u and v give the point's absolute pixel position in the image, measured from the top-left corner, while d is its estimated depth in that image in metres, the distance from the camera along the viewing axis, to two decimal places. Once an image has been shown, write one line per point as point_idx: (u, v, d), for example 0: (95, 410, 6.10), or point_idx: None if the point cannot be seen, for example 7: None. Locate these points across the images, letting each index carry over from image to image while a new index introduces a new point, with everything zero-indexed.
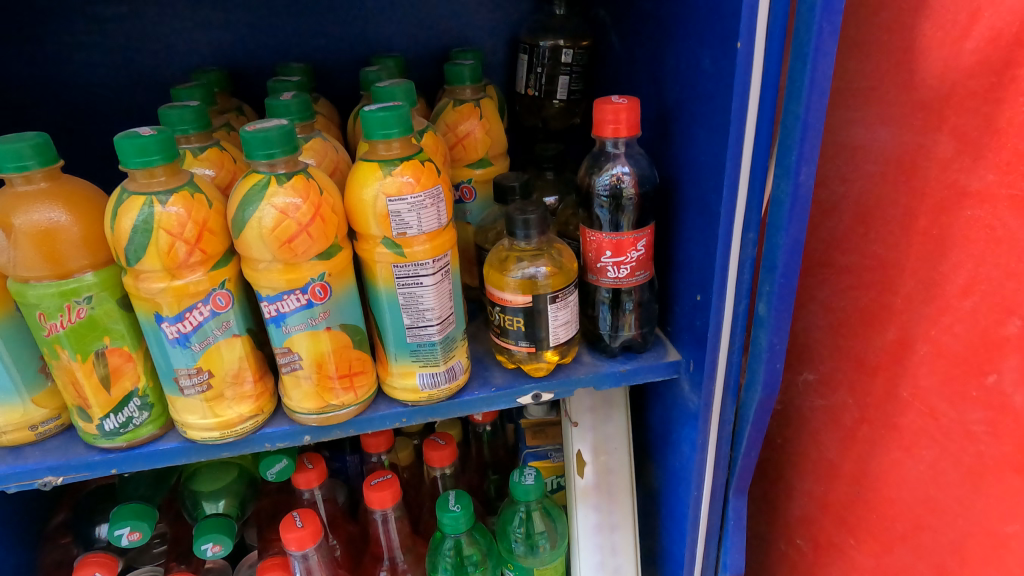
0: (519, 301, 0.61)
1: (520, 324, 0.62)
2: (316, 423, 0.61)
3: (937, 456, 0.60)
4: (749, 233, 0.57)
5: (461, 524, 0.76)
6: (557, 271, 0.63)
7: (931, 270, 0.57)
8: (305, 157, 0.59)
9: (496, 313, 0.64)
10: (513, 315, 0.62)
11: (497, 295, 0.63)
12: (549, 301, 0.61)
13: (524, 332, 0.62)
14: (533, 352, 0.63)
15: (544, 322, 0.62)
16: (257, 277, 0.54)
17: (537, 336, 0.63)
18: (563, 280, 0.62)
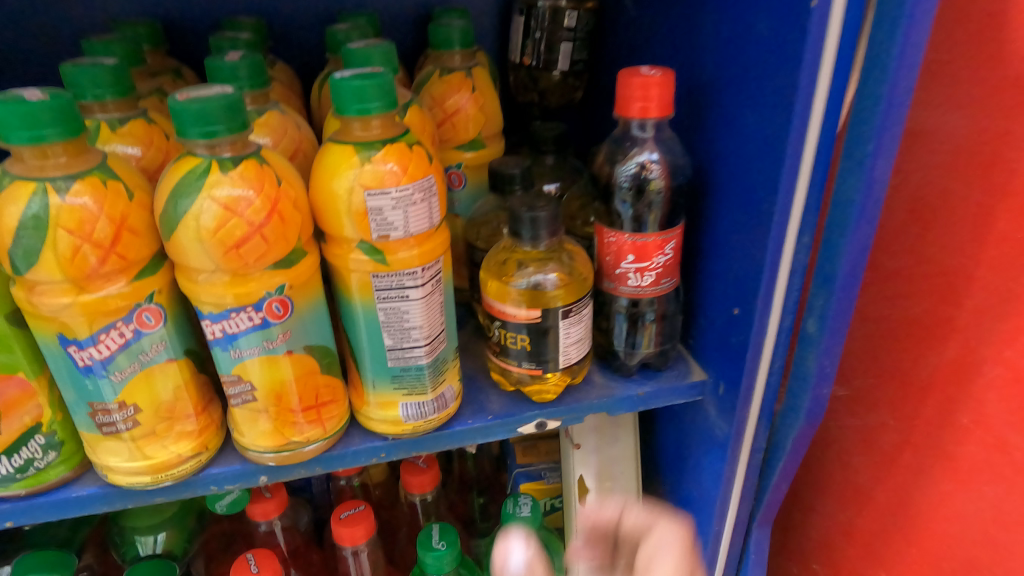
0: (525, 317, 0.51)
1: (524, 343, 0.52)
2: (274, 463, 0.49)
3: (1002, 492, 0.54)
4: (804, 237, 0.47)
5: (445, 564, 0.65)
6: (569, 279, 0.53)
7: (1011, 281, 0.49)
8: (258, 136, 0.47)
9: (495, 328, 0.53)
10: (516, 332, 0.52)
11: (497, 308, 0.52)
12: (561, 317, 0.51)
13: (528, 352, 0.52)
14: (537, 376, 0.53)
15: (554, 341, 0.52)
16: (195, 289, 0.42)
17: (544, 357, 0.52)
18: (577, 291, 0.52)
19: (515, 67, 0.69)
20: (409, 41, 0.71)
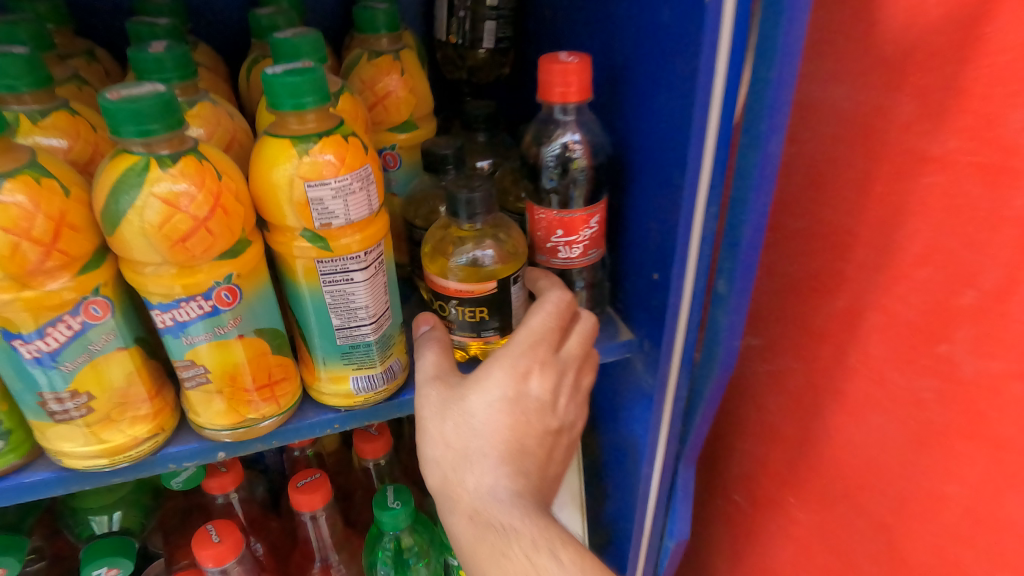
0: (477, 290, 0.54)
1: (475, 316, 0.56)
2: (230, 439, 0.51)
3: (883, 420, 0.61)
4: (712, 208, 0.52)
5: (401, 521, 0.69)
6: (507, 252, 0.56)
7: (886, 238, 0.55)
8: (191, 128, 0.47)
9: (451, 308, 0.56)
10: (471, 306, 0.55)
11: (442, 285, 0.55)
12: (513, 284, 0.56)
13: (478, 323, 0.56)
14: (478, 343, 0.57)
15: (503, 310, 0.56)
16: (142, 281, 0.43)
17: (483, 327, 0.56)
18: (515, 263, 0.56)
19: (443, 44, 0.71)
20: (337, 19, 0.71)
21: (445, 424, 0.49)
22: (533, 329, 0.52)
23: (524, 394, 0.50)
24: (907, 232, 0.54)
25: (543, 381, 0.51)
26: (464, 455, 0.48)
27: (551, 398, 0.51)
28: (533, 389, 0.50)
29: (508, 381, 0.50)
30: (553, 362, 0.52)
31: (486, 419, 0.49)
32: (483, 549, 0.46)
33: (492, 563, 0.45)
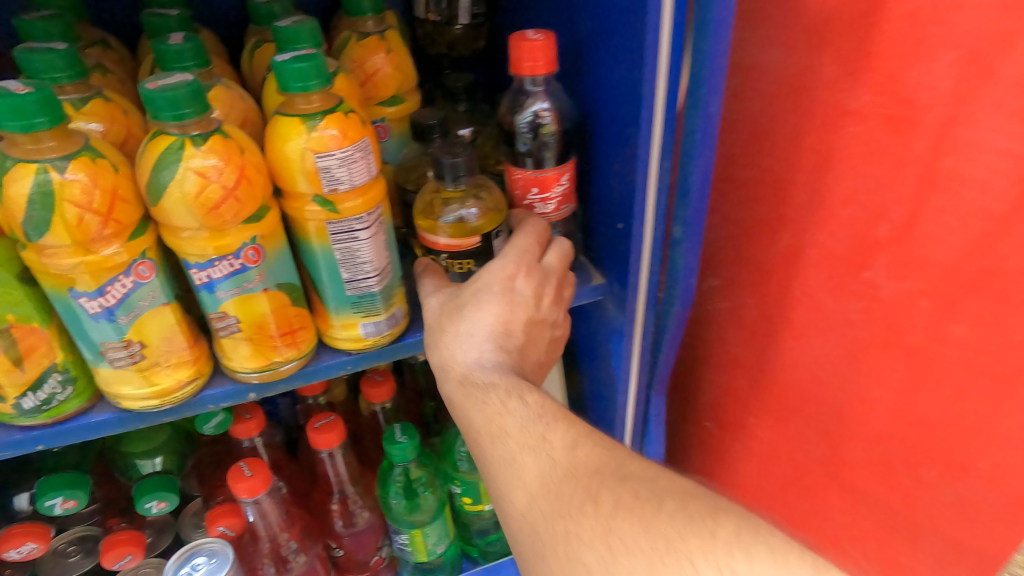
0: (464, 245, 0.63)
1: (467, 266, 0.64)
2: (259, 380, 0.60)
3: (822, 341, 0.70)
4: (664, 162, 0.60)
5: (409, 453, 0.79)
6: (488, 211, 0.64)
7: (818, 182, 0.64)
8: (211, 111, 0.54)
9: (443, 260, 0.64)
10: (461, 258, 0.64)
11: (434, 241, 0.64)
12: (495, 237, 0.64)
13: (470, 273, 0.65)
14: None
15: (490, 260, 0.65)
16: (181, 244, 0.50)
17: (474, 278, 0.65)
18: (496, 219, 0.64)
19: (420, 21, 0.77)
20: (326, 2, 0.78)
21: (442, 317, 0.60)
22: (518, 240, 0.61)
23: (510, 289, 0.59)
24: (833, 175, 0.62)
25: (527, 282, 0.60)
26: (460, 337, 0.59)
27: (534, 297, 0.60)
28: (517, 288, 0.60)
29: (495, 278, 0.60)
30: (537, 268, 0.61)
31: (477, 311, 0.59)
32: (471, 405, 0.56)
33: (475, 412, 0.55)
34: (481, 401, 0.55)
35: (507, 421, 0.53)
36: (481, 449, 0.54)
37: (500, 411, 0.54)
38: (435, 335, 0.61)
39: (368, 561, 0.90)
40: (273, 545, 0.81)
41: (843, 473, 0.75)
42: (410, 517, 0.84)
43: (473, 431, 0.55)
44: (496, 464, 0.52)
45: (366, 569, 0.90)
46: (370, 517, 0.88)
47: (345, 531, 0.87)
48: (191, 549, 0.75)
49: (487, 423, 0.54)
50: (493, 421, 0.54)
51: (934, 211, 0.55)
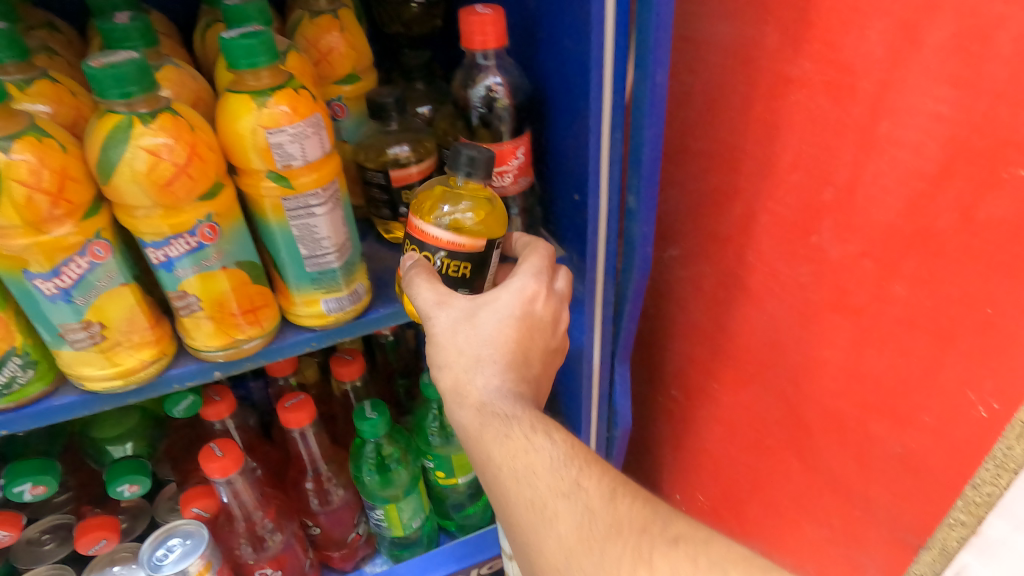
0: (469, 246, 0.58)
1: (464, 271, 0.60)
2: (223, 359, 0.61)
3: (776, 306, 0.73)
4: (616, 133, 0.62)
5: (379, 429, 0.81)
6: (489, 219, 0.61)
7: (766, 150, 0.66)
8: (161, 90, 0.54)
9: (439, 259, 0.59)
10: (461, 261, 0.59)
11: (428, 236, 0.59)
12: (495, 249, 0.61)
13: (463, 279, 0.60)
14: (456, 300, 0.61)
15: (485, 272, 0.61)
16: (136, 223, 0.50)
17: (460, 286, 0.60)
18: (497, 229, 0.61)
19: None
20: None
21: (457, 339, 0.58)
22: (535, 264, 0.62)
23: (530, 313, 0.60)
24: (780, 143, 0.64)
25: (545, 307, 0.61)
26: (478, 363, 0.58)
27: (552, 321, 0.61)
28: (537, 311, 0.60)
29: (517, 303, 0.59)
30: (553, 294, 0.62)
31: (490, 333, 0.58)
32: (491, 438, 0.55)
33: (497, 447, 0.54)
34: (502, 435, 0.55)
35: (535, 463, 0.53)
36: (503, 484, 0.54)
37: (526, 450, 0.53)
38: (447, 356, 0.58)
39: (345, 539, 0.92)
40: (248, 524, 0.82)
41: (799, 434, 0.77)
42: (384, 492, 0.86)
43: (492, 464, 0.54)
44: (521, 504, 0.52)
45: (344, 546, 0.93)
46: (345, 494, 0.90)
47: (321, 509, 0.89)
48: (164, 532, 0.74)
49: (511, 459, 0.53)
50: (520, 459, 0.53)
51: (873, 173, 0.57)
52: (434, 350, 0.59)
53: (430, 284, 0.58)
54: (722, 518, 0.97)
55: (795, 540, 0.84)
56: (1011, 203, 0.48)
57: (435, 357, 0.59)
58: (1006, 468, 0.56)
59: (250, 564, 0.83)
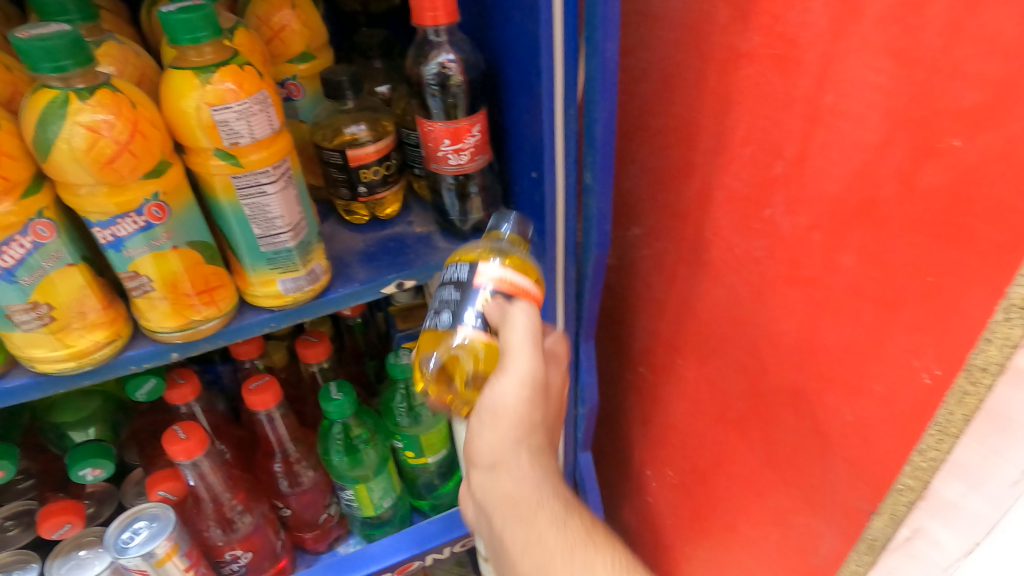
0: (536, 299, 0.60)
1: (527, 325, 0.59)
2: (181, 340, 0.60)
3: (733, 281, 0.74)
4: (569, 109, 0.62)
5: (346, 409, 0.81)
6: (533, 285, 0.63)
7: (720, 125, 0.67)
8: (102, 66, 0.53)
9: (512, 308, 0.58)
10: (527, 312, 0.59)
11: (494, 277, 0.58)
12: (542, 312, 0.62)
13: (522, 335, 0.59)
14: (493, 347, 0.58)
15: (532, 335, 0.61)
16: (79, 202, 0.50)
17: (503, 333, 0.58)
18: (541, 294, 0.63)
19: None
20: None
21: (531, 413, 0.59)
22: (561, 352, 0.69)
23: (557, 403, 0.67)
24: (733, 117, 0.65)
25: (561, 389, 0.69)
26: (534, 450, 0.60)
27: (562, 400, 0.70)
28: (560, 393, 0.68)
29: (554, 388, 0.65)
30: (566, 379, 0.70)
31: (545, 409, 0.61)
32: (532, 509, 0.59)
33: (551, 535, 0.58)
34: (536, 507, 0.59)
35: (572, 544, 0.58)
36: (534, 558, 0.57)
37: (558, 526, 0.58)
38: (507, 427, 0.59)
39: (317, 520, 0.94)
40: (217, 507, 0.83)
41: (757, 406, 0.78)
42: (353, 472, 0.88)
43: (528, 539, 0.58)
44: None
45: (316, 528, 0.94)
46: (315, 476, 0.91)
47: (291, 491, 0.90)
48: (131, 515, 0.74)
49: (547, 534, 0.58)
50: (559, 539, 0.58)
51: (820, 145, 0.57)
52: (495, 415, 0.59)
53: (530, 344, 0.57)
54: (690, 491, 0.98)
55: (756, 511, 0.85)
56: (947, 171, 0.48)
57: (490, 421, 0.59)
58: (948, 432, 0.56)
59: (220, 546, 0.84)
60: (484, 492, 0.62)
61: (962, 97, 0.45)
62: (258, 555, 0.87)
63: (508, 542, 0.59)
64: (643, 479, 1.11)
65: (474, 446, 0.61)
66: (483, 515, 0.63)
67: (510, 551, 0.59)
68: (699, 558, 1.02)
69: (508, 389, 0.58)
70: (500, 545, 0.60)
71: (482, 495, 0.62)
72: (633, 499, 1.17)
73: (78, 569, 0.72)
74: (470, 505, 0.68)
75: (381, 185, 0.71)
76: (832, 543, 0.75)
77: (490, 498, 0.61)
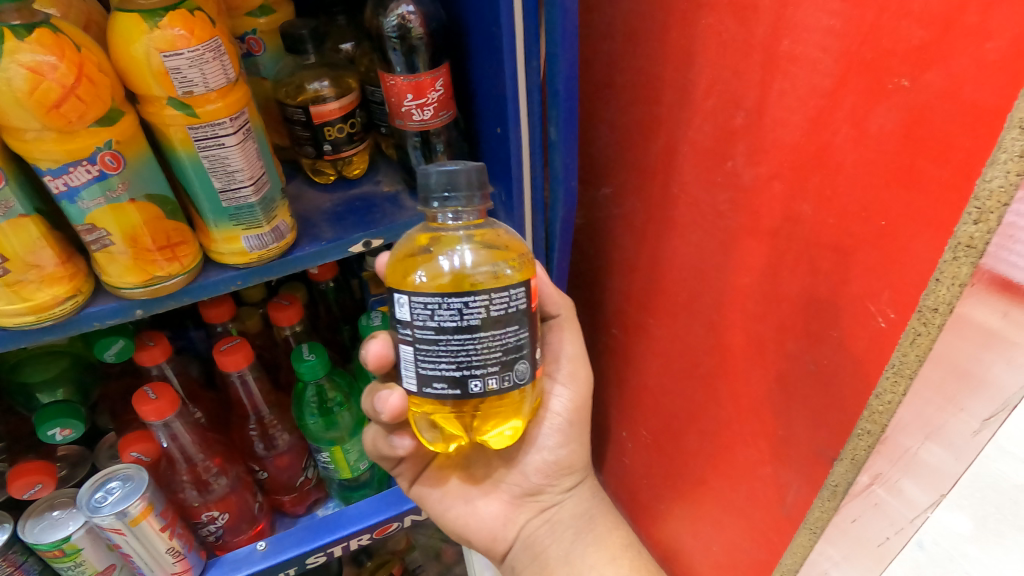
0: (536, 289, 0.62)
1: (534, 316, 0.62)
2: (144, 296, 0.60)
3: (698, 236, 0.74)
4: (531, 62, 0.62)
5: (318, 370, 0.82)
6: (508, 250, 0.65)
7: (683, 78, 0.67)
8: (46, 7, 0.53)
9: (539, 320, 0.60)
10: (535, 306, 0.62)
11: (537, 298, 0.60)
12: None
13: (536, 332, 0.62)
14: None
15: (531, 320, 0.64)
16: (28, 149, 0.49)
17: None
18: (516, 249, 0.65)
19: None
20: None
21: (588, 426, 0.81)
22: None
23: None
24: (695, 69, 0.65)
25: None
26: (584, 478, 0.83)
27: None
28: None
29: None
30: None
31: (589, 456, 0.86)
32: (597, 527, 0.81)
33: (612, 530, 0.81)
34: (608, 529, 0.81)
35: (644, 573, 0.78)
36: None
37: (629, 550, 0.79)
38: (580, 435, 0.80)
39: (294, 483, 0.95)
40: (190, 468, 0.84)
41: (722, 361, 0.78)
42: (328, 434, 0.89)
43: (604, 560, 0.78)
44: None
45: (294, 490, 0.95)
46: (290, 439, 0.93)
47: (266, 454, 0.92)
48: (104, 475, 0.75)
49: (620, 554, 0.79)
50: (629, 561, 0.78)
51: (777, 93, 0.56)
52: (575, 423, 0.79)
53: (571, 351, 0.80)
54: (663, 449, 0.99)
55: (725, 466, 0.86)
56: (897, 112, 0.47)
57: (567, 436, 0.79)
58: (902, 374, 0.55)
59: (196, 507, 0.85)
60: (562, 509, 0.81)
61: (911, 35, 0.45)
62: (236, 517, 0.89)
63: (577, 557, 0.78)
64: (620, 440, 1.12)
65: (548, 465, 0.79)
66: (548, 536, 0.80)
67: (580, 564, 0.78)
68: (674, 514, 1.04)
69: (580, 406, 0.79)
70: (570, 557, 0.78)
71: (562, 517, 0.81)
72: (611, 460, 1.19)
73: (50, 530, 0.73)
74: (516, 528, 0.81)
75: (347, 143, 0.71)
76: (797, 493, 0.75)
77: (568, 517, 0.81)
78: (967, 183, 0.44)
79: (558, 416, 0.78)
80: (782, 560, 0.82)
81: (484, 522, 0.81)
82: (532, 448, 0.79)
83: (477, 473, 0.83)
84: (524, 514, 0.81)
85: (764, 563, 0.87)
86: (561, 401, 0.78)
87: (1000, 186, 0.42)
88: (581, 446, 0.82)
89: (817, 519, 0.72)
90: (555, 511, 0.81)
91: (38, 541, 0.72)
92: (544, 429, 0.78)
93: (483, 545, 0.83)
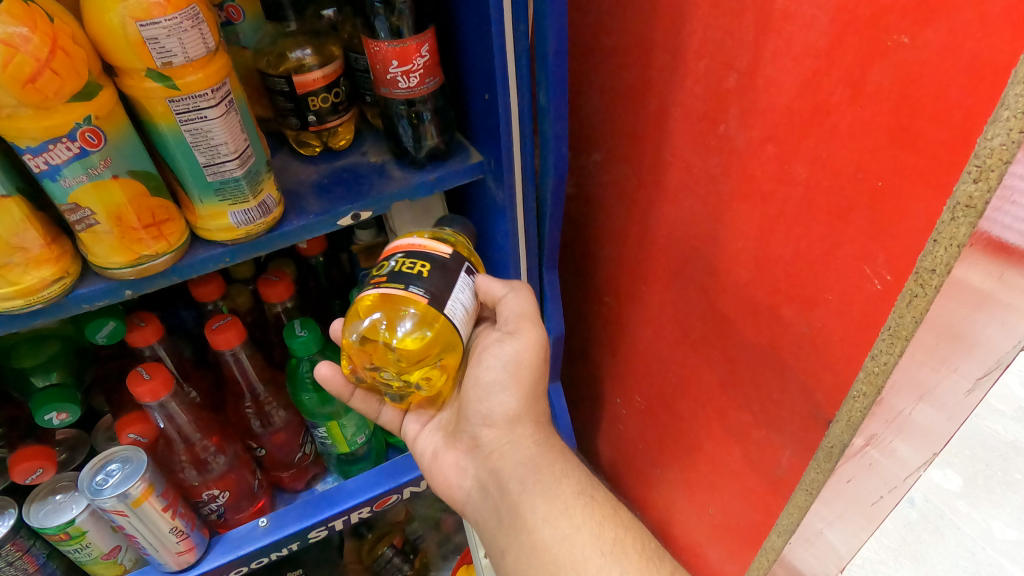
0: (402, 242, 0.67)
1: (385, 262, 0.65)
2: (132, 276, 0.59)
3: (689, 202, 0.74)
4: (519, 25, 0.61)
5: (310, 345, 0.82)
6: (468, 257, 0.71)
7: (674, 40, 0.66)
8: None
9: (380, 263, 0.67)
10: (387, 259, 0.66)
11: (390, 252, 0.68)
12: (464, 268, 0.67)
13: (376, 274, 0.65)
14: (405, 293, 0.62)
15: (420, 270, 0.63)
16: (6, 127, 0.48)
17: (408, 280, 0.62)
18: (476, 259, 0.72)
19: None
20: None
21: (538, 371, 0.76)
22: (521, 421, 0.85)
23: None
24: (686, 30, 0.64)
25: None
26: (531, 428, 0.75)
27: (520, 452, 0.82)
28: None
29: None
30: None
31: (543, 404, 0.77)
32: (545, 476, 0.70)
33: (560, 482, 0.69)
34: (558, 477, 0.69)
35: (599, 521, 0.66)
36: (563, 527, 0.65)
37: (582, 497, 0.68)
38: (525, 374, 0.74)
39: (291, 459, 0.96)
40: (188, 447, 0.84)
41: (716, 326, 0.78)
42: (324, 409, 0.89)
43: (554, 511, 0.67)
44: (572, 548, 0.64)
45: (292, 466, 0.96)
46: (286, 415, 0.94)
47: (263, 431, 0.92)
48: (103, 458, 0.74)
49: (572, 504, 0.67)
50: (583, 511, 0.66)
51: (772, 54, 0.55)
52: (518, 370, 0.74)
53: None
54: (657, 415, 1.00)
55: (719, 430, 0.87)
56: (896, 70, 0.47)
57: (510, 378, 0.74)
58: (899, 336, 0.55)
59: (196, 486, 0.84)
60: (506, 456, 0.73)
61: None
62: (236, 495, 0.89)
63: (525, 506, 0.68)
64: (614, 407, 1.13)
65: (487, 407, 0.75)
66: (497, 486, 0.72)
67: (528, 515, 0.67)
68: (669, 478, 1.05)
69: (520, 354, 0.74)
70: (516, 507, 0.69)
71: (505, 464, 0.72)
72: (606, 427, 1.20)
73: (55, 513, 0.73)
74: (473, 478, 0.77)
75: (331, 113, 0.69)
76: (791, 454, 0.76)
77: (511, 466, 0.72)
78: (968, 142, 0.44)
79: (497, 361, 0.74)
80: (778, 521, 0.84)
81: (444, 472, 0.79)
82: (475, 390, 0.75)
83: (447, 429, 0.82)
84: (477, 462, 0.76)
85: (761, 524, 0.88)
86: (503, 350, 0.74)
87: (1002, 144, 0.41)
88: (521, 389, 0.74)
89: (814, 480, 0.73)
90: (500, 457, 0.73)
91: (43, 526, 0.72)
92: (483, 376, 0.74)
93: (447, 496, 0.80)
